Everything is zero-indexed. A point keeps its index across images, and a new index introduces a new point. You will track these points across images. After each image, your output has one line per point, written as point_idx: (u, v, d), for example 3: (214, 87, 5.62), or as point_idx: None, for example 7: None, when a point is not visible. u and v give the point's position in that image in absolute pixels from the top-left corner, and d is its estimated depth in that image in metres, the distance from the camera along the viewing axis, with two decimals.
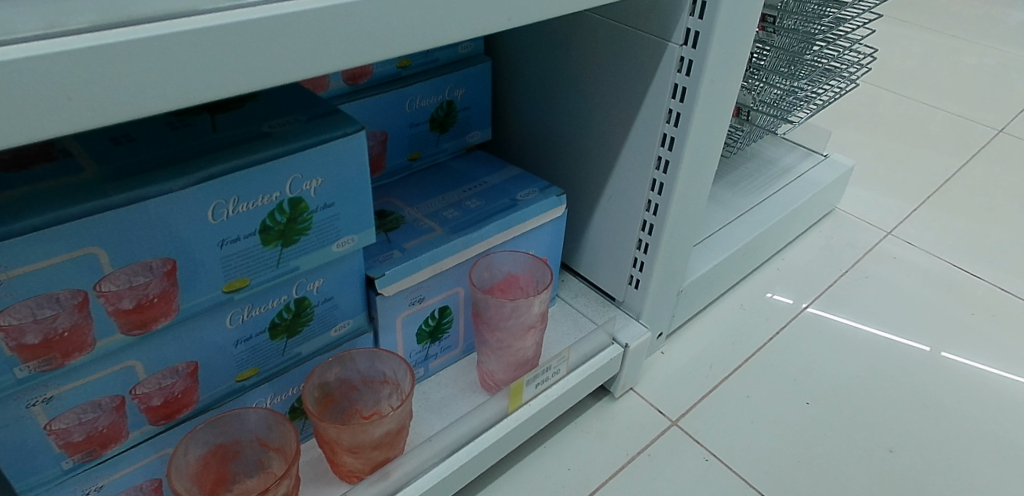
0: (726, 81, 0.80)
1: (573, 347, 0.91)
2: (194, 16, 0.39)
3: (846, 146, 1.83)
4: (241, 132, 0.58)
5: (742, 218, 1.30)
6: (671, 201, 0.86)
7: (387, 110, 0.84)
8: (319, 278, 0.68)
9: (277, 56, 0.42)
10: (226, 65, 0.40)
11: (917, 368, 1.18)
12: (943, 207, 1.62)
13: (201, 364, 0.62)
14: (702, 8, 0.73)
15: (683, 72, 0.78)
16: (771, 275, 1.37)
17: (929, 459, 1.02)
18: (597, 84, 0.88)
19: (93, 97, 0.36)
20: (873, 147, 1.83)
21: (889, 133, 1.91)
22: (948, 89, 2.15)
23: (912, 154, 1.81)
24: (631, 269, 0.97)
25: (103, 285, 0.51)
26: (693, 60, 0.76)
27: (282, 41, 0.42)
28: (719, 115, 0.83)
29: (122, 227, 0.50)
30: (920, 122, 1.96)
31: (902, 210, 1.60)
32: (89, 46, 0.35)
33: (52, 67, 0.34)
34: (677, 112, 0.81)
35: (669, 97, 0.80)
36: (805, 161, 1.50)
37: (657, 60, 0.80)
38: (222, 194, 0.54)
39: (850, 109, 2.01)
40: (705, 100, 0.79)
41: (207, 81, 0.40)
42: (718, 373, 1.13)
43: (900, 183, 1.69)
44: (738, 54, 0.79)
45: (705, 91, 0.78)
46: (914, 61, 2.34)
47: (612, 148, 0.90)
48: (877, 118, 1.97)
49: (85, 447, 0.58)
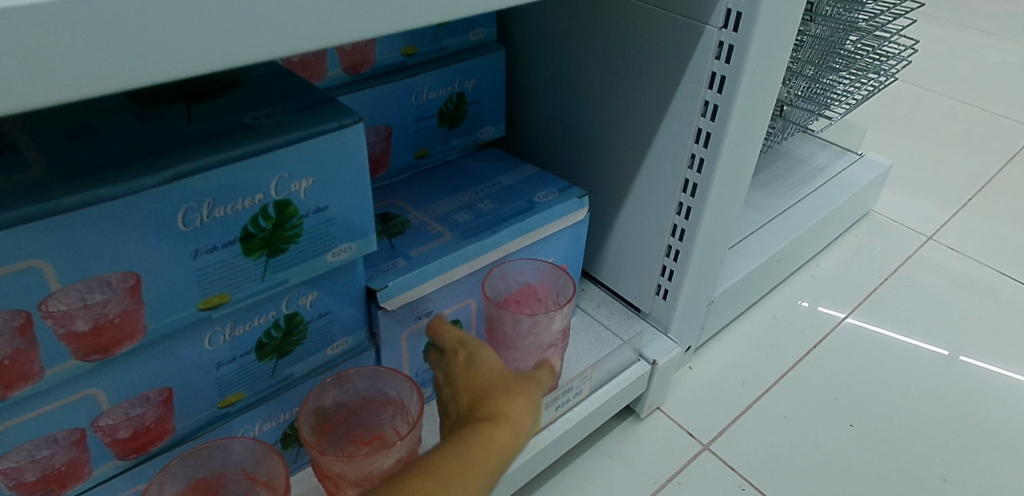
0: (771, 69, 0.71)
1: (596, 365, 0.83)
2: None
3: (879, 145, 1.73)
4: (220, 123, 0.50)
5: (774, 222, 1.21)
6: (705, 204, 0.78)
7: (391, 103, 0.76)
8: (312, 291, 0.60)
9: (250, 27, 0.34)
10: (182, 37, 0.32)
11: (968, 384, 1.09)
12: (986, 210, 1.52)
13: (176, 390, 0.54)
14: None
15: (721, 59, 0.69)
16: (805, 283, 1.28)
17: (987, 489, 0.93)
18: (624, 73, 0.79)
19: (6, 75, 0.28)
20: (907, 146, 1.74)
21: (923, 131, 1.81)
22: (982, 85, 2.05)
23: (949, 154, 1.71)
24: (659, 278, 0.89)
25: (49, 304, 0.43)
26: (734, 46, 0.68)
27: (256, 8, 0.33)
28: (761, 108, 0.75)
29: (71, 235, 0.42)
30: (955, 120, 1.86)
31: (942, 214, 1.50)
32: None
33: None
34: (714, 104, 0.72)
35: (705, 87, 0.72)
36: (839, 160, 1.40)
37: (692, 45, 0.71)
38: (193, 195, 0.46)
39: (881, 106, 1.92)
40: (747, 90, 0.70)
41: (158, 57, 0.31)
42: (751, 390, 1.04)
43: (938, 185, 1.60)
44: (786, 38, 0.70)
45: (747, 80, 0.69)
46: (945, 56, 2.24)
47: (639, 145, 0.82)
48: (909, 115, 1.88)
49: (40, 487, 0.50)
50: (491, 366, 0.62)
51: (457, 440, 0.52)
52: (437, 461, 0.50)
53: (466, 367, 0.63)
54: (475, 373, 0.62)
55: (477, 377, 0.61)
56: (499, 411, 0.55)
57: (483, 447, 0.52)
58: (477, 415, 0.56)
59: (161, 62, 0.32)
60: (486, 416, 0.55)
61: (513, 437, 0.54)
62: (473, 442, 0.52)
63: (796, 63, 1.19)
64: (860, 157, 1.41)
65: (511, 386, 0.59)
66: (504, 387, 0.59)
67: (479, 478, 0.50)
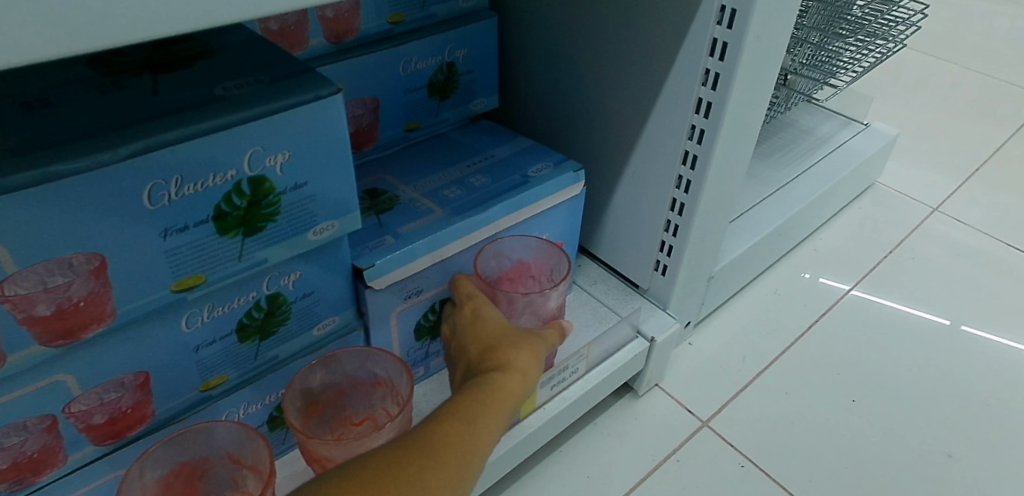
0: (775, 35, 0.68)
1: (593, 343, 0.81)
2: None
3: (885, 115, 1.69)
4: (188, 95, 0.47)
5: (777, 194, 1.18)
6: (705, 178, 0.75)
7: (378, 73, 0.73)
8: (294, 271, 0.57)
9: None
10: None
11: (974, 358, 1.07)
12: (994, 180, 1.49)
13: (152, 375, 0.52)
14: None
15: (724, 24, 0.66)
16: (808, 256, 1.25)
17: (992, 464, 0.91)
18: (621, 40, 0.76)
19: None
20: (913, 115, 1.70)
21: (930, 100, 1.76)
22: (991, 52, 2.00)
23: (956, 123, 1.67)
24: (658, 254, 0.86)
25: (6, 288, 0.41)
26: (737, 10, 0.64)
27: None
28: (764, 75, 0.71)
29: (24, 214, 0.39)
30: (964, 88, 1.81)
31: (949, 185, 1.47)
32: None
33: None
34: (715, 72, 0.69)
35: (707, 54, 0.69)
36: (845, 131, 1.37)
37: (693, 10, 0.68)
38: (159, 172, 0.43)
39: (887, 74, 1.87)
40: (749, 57, 0.67)
41: (99, 21, 0.28)
42: (752, 366, 1.02)
43: (945, 155, 1.56)
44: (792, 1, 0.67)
45: (750, 47, 0.66)
46: (953, 23, 2.18)
47: (637, 116, 0.79)
48: (916, 83, 1.83)
49: (12, 475, 0.49)
50: (499, 323, 0.64)
51: (473, 385, 0.55)
52: (458, 403, 0.53)
53: (474, 321, 0.65)
54: (483, 327, 0.63)
55: (486, 330, 0.63)
56: (509, 361, 0.58)
57: (499, 391, 0.54)
58: (489, 363, 0.58)
59: (105, 25, 0.29)
60: (497, 365, 0.57)
61: (523, 384, 0.57)
62: (489, 388, 0.54)
63: (802, 30, 1.14)
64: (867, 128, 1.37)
65: (519, 339, 0.61)
66: (511, 339, 0.61)
67: (497, 419, 0.53)
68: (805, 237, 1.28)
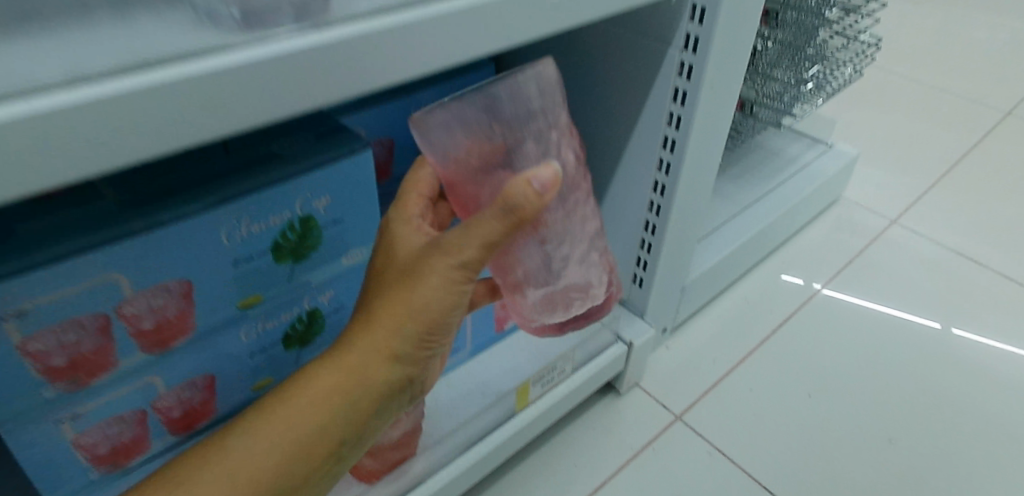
0: (726, 84, 0.81)
1: (577, 347, 0.94)
2: (215, 53, 0.40)
3: (855, 130, 1.82)
4: (252, 153, 0.59)
5: (746, 211, 1.31)
6: (671, 203, 0.88)
7: (393, 118, 0.86)
8: (330, 290, 0.69)
9: (287, 91, 0.44)
10: (236, 104, 0.42)
11: (919, 355, 1.19)
12: (952, 189, 1.60)
13: (218, 377, 0.64)
14: (701, 14, 0.73)
15: (683, 76, 0.79)
16: (776, 266, 1.38)
17: (929, 451, 1.03)
18: (600, 86, 0.89)
19: (115, 141, 0.38)
20: (881, 129, 1.82)
21: (898, 113, 1.89)
22: (960, 63, 2.11)
23: (922, 134, 1.78)
24: (635, 268, 0.99)
25: (124, 307, 0.53)
26: (694, 65, 0.77)
27: (290, 77, 0.43)
28: (719, 116, 0.84)
29: (141, 253, 0.51)
30: (932, 99, 1.94)
31: (910, 194, 1.58)
32: (108, 93, 0.37)
33: (79, 115, 0.36)
34: (677, 115, 0.82)
35: (669, 100, 0.81)
36: (809, 152, 1.50)
37: (657, 65, 0.80)
38: (235, 216, 0.55)
39: (860, 89, 1.99)
40: (706, 101, 0.79)
41: (219, 118, 0.41)
42: (722, 366, 1.14)
43: (908, 166, 1.68)
44: (738, 57, 0.79)
45: (704, 95, 0.79)
46: (927, 35, 2.30)
47: (615, 151, 0.92)
48: (887, 96, 1.95)
49: (110, 459, 0.60)
50: (388, 262, 0.58)
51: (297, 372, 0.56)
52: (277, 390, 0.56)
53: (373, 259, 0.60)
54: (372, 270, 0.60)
55: (373, 273, 0.59)
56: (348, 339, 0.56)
57: (303, 388, 0.54)
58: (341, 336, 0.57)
59: (222, 121, 0.41)
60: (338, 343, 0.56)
61: (352, 367, 0.55)
62: (298, 380, 0.55)
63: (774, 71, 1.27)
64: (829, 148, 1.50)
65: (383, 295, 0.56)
66: (378, 295, 0.56)
67: (297, 419, 0.54)
68: (774, 249, 1.41)
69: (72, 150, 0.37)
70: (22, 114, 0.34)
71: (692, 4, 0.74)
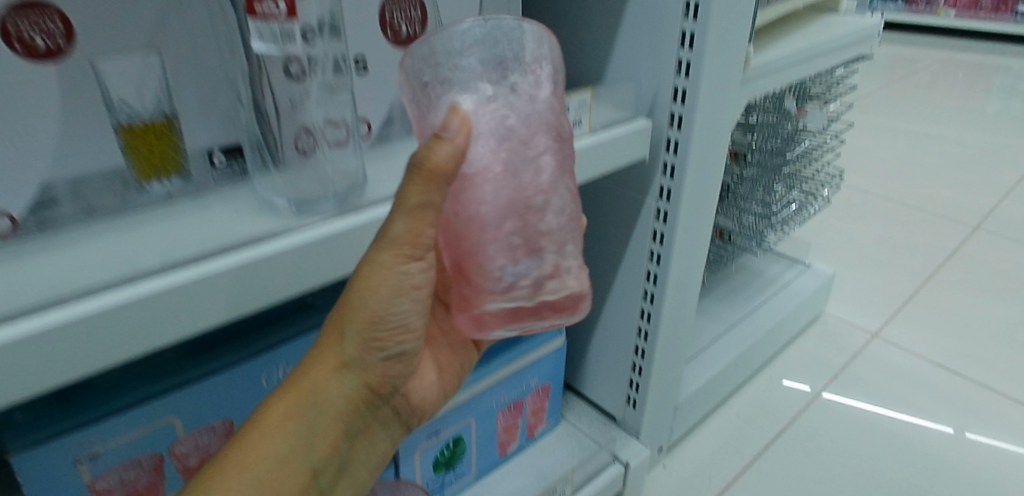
0: (699, 225, 0.91)
1: (575, 468, 1.00)
2: (272, 239, 0.51)
3: (832, 248, 1.93)
4: (290, 306, 0.70)
5: (731, 331, 1.40)
6: (657, 330, 0.96)
7: None
8: None
9: (325, 267, 0.54)
10: (284, 282, 0.52)
11: (904, 472, 1.22)
12: (927, 305, 1.69)
13: None
14: (671, 170, 0.84)
15: (660, 220, 0.89)
16: (765, 383, 1.44)
17: None
18: (592, 227, 1.00)
19: (191, 317, 0.47)
20: (856, 245, 1.94)
21: (873, 230, 2.01)
22: (927, 185, 2.26)
23: (895, 252, 1.90)
24: (629, 390, 1.06)
25: (175, 446, 0.60)
26: (668, 210, 0.87)
27: (329, 256, 0.54)
28: (696, 252, 0.93)
29: (193, 400, 0.60)
30: (902, 217, 2.06)
31: (885, 309, 1.67)
32: (188, 281, 0.46)
33: (166, 300, 0.46)
34: (659, 253, 0.91)
35: (651, 240, 0.91)
36: (786, 272, 1.62)
37: (638, 210, 0.91)
38: (273, 362, 0.64)
39: (837, 209, 2.13)
40: (681, 239, 0.89)
41: (270, 294, 0.51)
42: (715, 485, 1.18)
43: (884, 281, 1.78)
44: (708, 202, 0.90)
45: (681, 235, 0.89)
46: (896, 156, 2.46)
47: (606, 282, 1.01)
48: (859, 215, 2.08)
49: None
50: None
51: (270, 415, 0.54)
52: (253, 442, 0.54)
53: None
54: None
55: None
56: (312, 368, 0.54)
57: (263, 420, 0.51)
58: None
59: (271, 295, 0.51)
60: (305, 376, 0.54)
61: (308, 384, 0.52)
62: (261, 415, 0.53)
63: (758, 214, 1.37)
64: (807, 269, 1.61)
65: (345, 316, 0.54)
66: None
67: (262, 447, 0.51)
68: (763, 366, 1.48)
69: (154, 328, 0.46)
70: (125, 300, 0.44)
71: (663, 162, 0.85)
